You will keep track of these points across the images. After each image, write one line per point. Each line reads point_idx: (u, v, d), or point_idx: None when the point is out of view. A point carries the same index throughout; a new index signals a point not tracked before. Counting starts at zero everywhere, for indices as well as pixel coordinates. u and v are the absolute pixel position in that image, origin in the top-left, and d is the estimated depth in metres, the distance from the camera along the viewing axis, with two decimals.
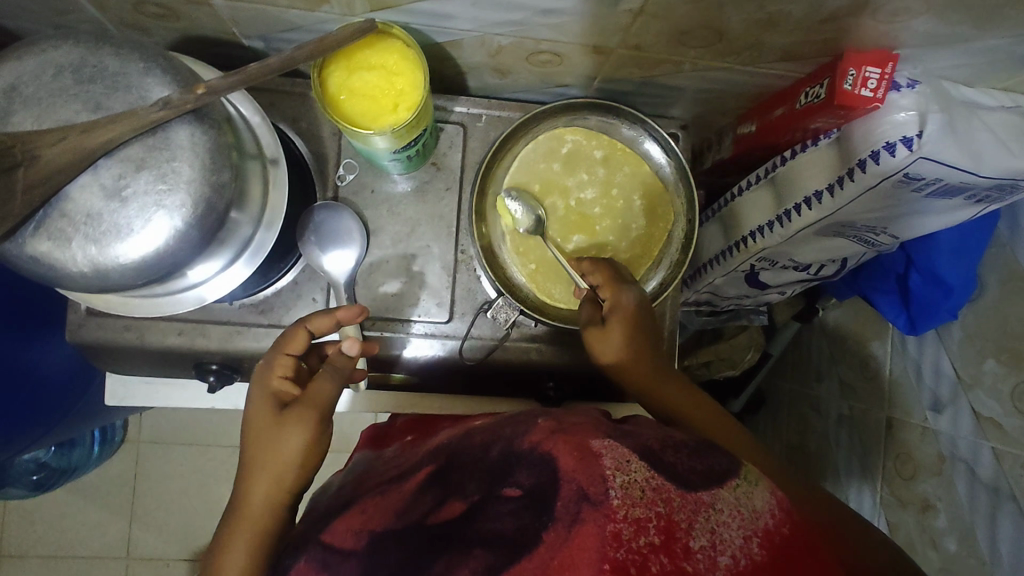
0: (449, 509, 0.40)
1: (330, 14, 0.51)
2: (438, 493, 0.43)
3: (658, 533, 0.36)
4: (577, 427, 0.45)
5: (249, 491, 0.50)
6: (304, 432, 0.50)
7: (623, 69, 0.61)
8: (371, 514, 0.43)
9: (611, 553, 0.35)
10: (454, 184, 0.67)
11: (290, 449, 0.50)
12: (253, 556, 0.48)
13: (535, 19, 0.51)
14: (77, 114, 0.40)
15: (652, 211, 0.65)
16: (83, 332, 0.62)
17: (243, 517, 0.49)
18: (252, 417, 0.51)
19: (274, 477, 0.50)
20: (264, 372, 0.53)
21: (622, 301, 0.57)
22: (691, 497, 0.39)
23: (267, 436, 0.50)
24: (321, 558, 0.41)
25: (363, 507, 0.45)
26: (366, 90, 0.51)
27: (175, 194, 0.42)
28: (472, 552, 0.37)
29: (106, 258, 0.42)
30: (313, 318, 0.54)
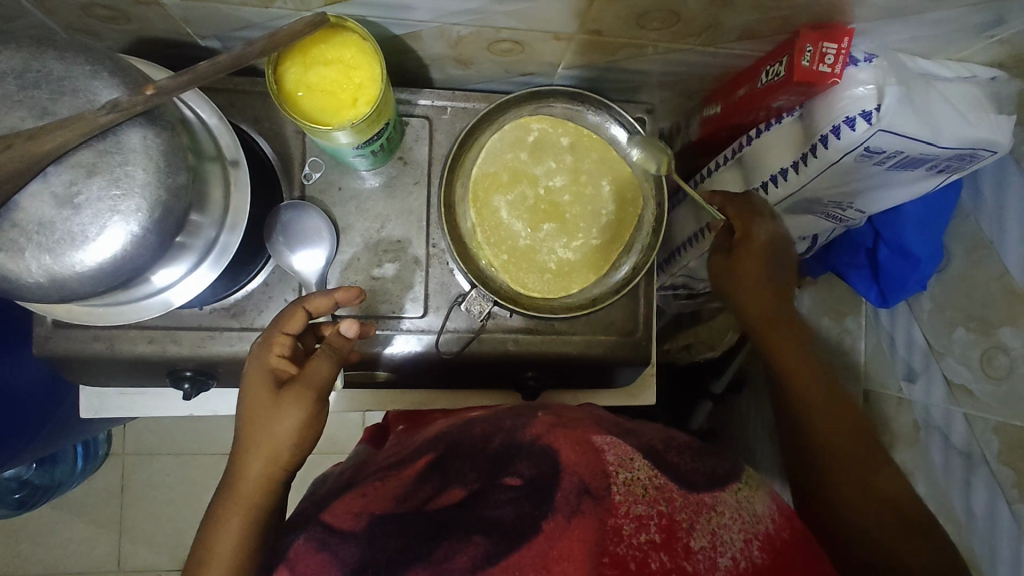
0: (448, 496, 0.40)
1: (283, 9, 0.50)
2: (439, 478, 0.42)
3: (658, 531, 0.37)
4: (575, 422, 0.46)
5: (245, 471, 0.50)
6: (303, 413, 0.50)
7: (586, 55, 0.61)
8: (371, 497, 0.41)
9: (611, 547, 0.36)
10: (423, 178, 0.66)
11: (286, 430, 0.50)
12: (248, 531, 0.49)
13: (493, 7, 0.50)
14: (22, 120, 0.39)
15: (621, 196, 0.65)
16: (52, 344, 0.61)
17: (238, 495, 0.50)
18: (250, 397, 0.51)
19: (271, 462, 0.50)
20: (261, 350, 0.53)
21: (753, 231, 0.59)
22: (693, 498, 0.40)
23: (266, 416, 0.50)
24: (320, 538, 0.39)
25: (363, 490, 0.43)
26: (323, 86, 0.50)
27: (130, 199, 0.41)
28: (471, 539, 0.37)
29: (62, 267, 0.41)
30: (311, 298, 0.54)
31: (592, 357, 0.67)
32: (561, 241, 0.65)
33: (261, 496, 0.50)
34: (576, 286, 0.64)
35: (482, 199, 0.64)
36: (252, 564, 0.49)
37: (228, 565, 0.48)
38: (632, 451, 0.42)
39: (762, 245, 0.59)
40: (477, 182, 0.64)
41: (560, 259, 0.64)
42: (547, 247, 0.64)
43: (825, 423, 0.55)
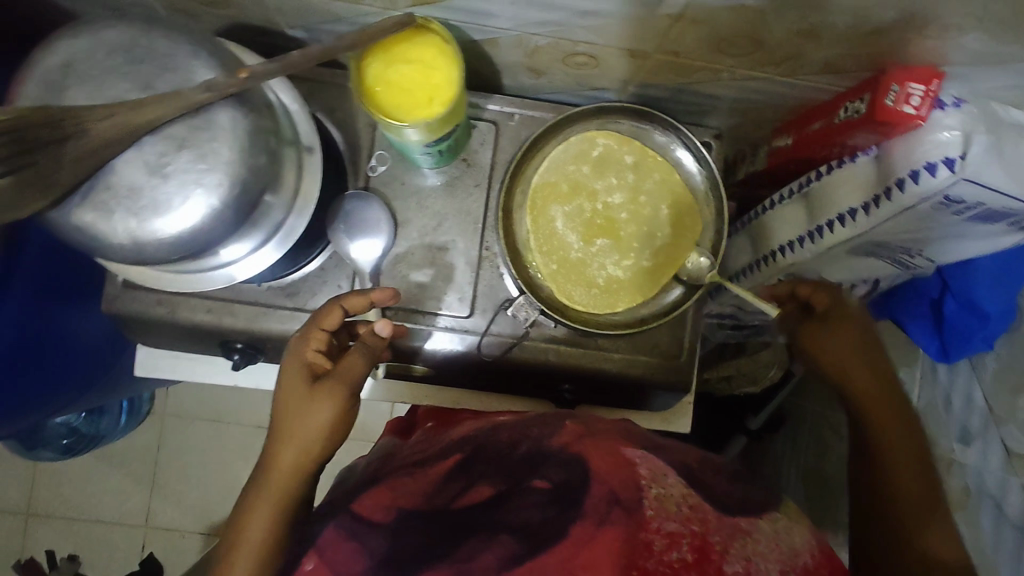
0: (476, 494, 0.40)
1: (371, 7, 0.52)
2: (467, 476, 0.43)
3: (691, 550, 0.36)
4: (605, 434, 0.46)
5: (277, 460, 0.51)
6: (336, 407, 0.51)
7: (660, 75, 0.60)
8: (400, 491, 0.42)
9: (641, 561, 0.35)
10: (483, 181, 0.67)
11: (318, 422, 0.51)
12: (275, 521, 0.50)
13: (574, 20, 0.51)
14: (126, 91, 0.42)
15: (679, 220, 0.64)
16: (119, 303, 0.64)
17: (268, 483, 0.51)
18: (285, 384, 0.53)
19: (301, 452, 0.51)
20: (299, 343, 0.54)
21: (841, 301, 0.62)
22: (728, 522, 0.38)
23: (299, 407, 0.51)
24: (350, 526, 0.40)
25: (391, 483, 0.44)
26: (402, 84, 0.50)
27: (214, 173, 0.44)
28: (497, 538, 0.37)
29: (145, 232, 0.43)
30: (348, 296, 0.56)
31: (632, 377, 0.66)
32: (612, 257, 0.64)
33: (287, 486, 0.51)
34: (622, 305, 0.64)
35: (540, 207, 0.64)
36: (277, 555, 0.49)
37: (254, 552, 0.49)
38: (667, 469, 0.42)
39: (853, 310, 0.62)
40: (537, 190, 0.64)
41: (609, 276, 0.64)
42: (597, 263, 0.64)
43: (909, 483, 0.56)
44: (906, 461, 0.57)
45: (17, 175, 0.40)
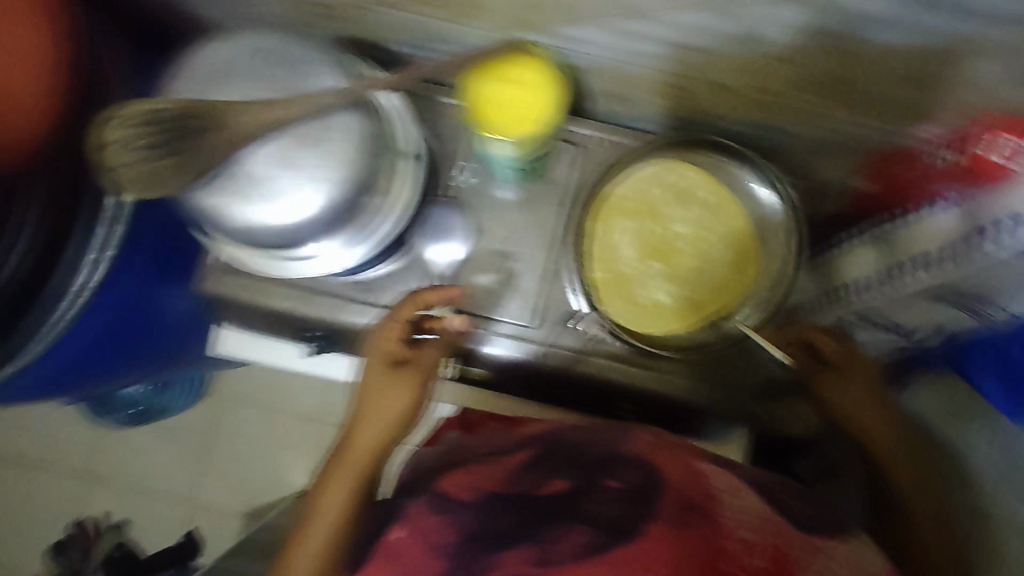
0: (552, 486, 0.42)
1: (478, 29, 0.57)
2: (543, 470, 0.44)
3: (766, 558, 0.37)
4: (675, 446, 0.48)
5: (355, 437, 0.55)
6: (413, 395, 0.56)
7: (744, 111, 0.62)
8: (479, 475, 0.45)
9: (717, 564, 0.36)
10: (560, 200, 0.70)
11: (395, 404, 0.56)
12: (350, 497, 0.53)
13: (667, 50, 0.54)
14: (265, 92, 0.47)
15: (742, 255, 0.67)
16: (217, 284, 0.69)
17: (345, 459, 0.54)
18: (367, 367, 0.57)
19: (380, 433, 0.55)
20: (380, 332, 0.58)
21: (846, 349, 0.60)
22: (805, 539, 0.39)
23: (378, 388, 0.56)
24: (435, 501, 0.45)
25: (471, 468, 0.47)
26: (503, 102, 0.53)
27: (331, 170, 0.48)
28: (575, 527, 0.38)
29: (265, 218, 0.48)
30: (424, 291, 0.58)
31: (687, 400, 0.69)
32: (668, 282, 0.66)
33: (365, 463, 0.54)
34: (649, 330, 0.66)
35: (606, 224, 0.67)
36: (351, 531, 0.52)
37: (330, 523, 0.52)
38: (741, 486, 0.44)
39: (863, 358, 0.60)
40: (607, 210, 0.67)
41: (658, 300, 0.66)
42: (645, 284, 0.66)
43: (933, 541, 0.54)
44: (928, 517, 0.55)
45: (172, 161, 0.44)
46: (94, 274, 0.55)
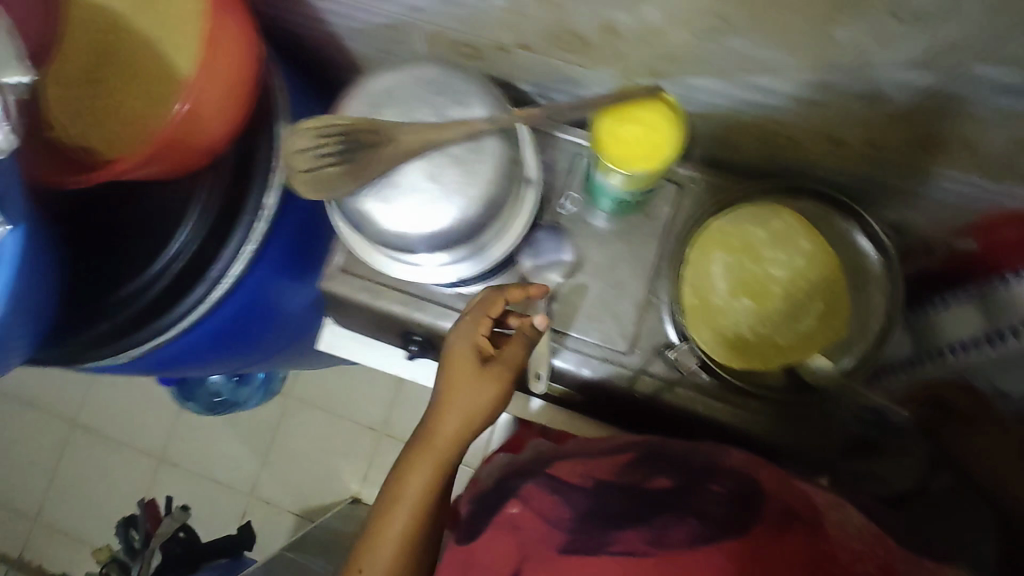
0: (659, 483, 0.53)
1: (610, 74, 0.63)
2: (648, 471, 0.55)
3: (875, 567, 0.42)
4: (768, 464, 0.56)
5: (441, 427, 0.58)
6: (502, 389, 0.59)
7: (852, 164, 0.65)
8: (596, 468, 0.56)
9: (825, 565, 0.42)
10: (660, 235, 0.73)
11: (483, 399, 0.58)
12: (434, 479, 0.57)
13: (789, 105, 0.58)
14: (425, 115, 0.53)
15: (840, 301, 0.67)
16: (332, 284, 0.75)
17: (430, 445, 0.57)
18: (455, 361, 0.60)
19: (465, 421, 0.58)
20: (469, 325, 0.61)
21: (978, 401, 0.60)
22: (904, 555, 0.45)
23: (467, 382, 0.58)
24: (556, 484, 0.55)
25: (588, 462, 0.58)
26: (630, 140, 0.58)
27: (476, 187, 0.53)
28: (685, 519, 0.47)
29: (413, 224, 0.53)
30: (509, 289, 0.63)
31: (768, 439, 0.71)
32: (759, 321, 0.67)
33: (450, 450, 0.58)
34: (735, 365, 0.67)
35: (702, 255, 0.68)
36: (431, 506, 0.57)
37: (415, 501, 0.56)
38: (840, 503, 0.50)
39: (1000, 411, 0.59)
40: (709, 242, 0.68)
41: (745, 334, 0.67)
42: (737, 321, 0.67)
43: None
44: None
45: (343, 168, 0.50)
46: (240, 261, 0.66)
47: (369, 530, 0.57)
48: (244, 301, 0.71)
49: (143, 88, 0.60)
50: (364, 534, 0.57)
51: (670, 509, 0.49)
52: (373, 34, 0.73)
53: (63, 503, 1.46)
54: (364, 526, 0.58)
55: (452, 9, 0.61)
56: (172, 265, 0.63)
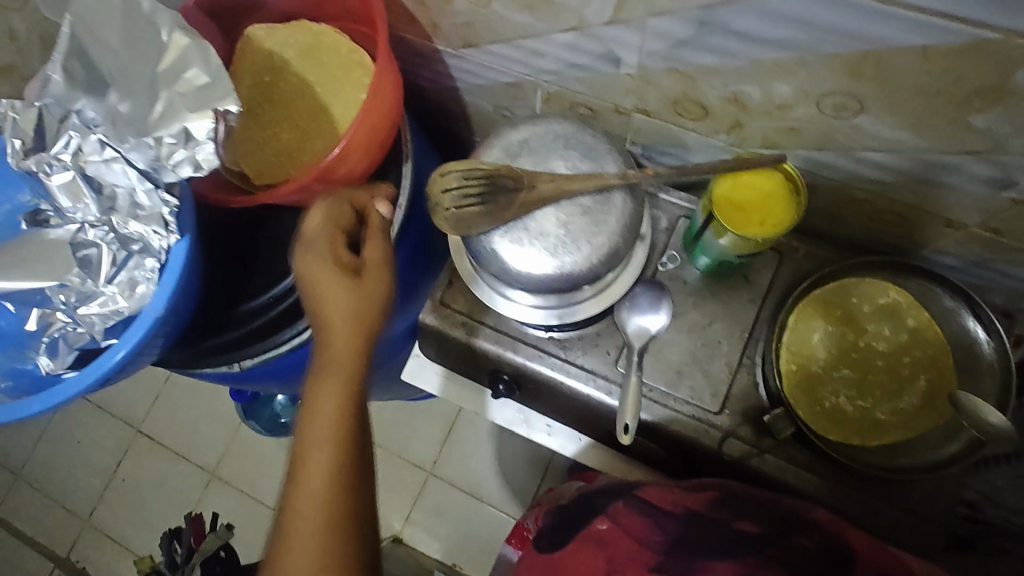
0: (743, 525, 0.60)
1: (722, 142, 0.66)
2: (732, 512, 0.62)
3: None
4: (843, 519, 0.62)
5: (334, 348, 0.55)
6: (387, 284, 0.57)
7: (964, 246, 0.65)
8: (686, 498, 0.63)
9: None
10: (758, 298, 0.73)
11: (367, 304, 0.56)
12: (345, 397, 0.54)
13: (906, 184, 0.60)
14: (558, 165, 0.57)
15: (941, 382, 0.66)
16: (430, 314, 0.77)
17: (327, 370, 0.55)
18: (320, 284, 0.55)
19: (356, 340, 0.56)
20: (318, 244, 0.56)
21: None
22: None
23: (339, 293, 0.55)
24: (649, 510, 0.62)
25: (677, 492, 0.65)
26: (743, 205, 0.61)
27: (600, 237, 0.56)
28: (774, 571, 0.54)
29: (539, 266, 0.57)
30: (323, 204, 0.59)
31: (863, 521, 0.68)
32: (854, 393, 0.67)
33: (349, 376, 0.55)
34: (836, 437, 0.66)
35: (802, 322, 0.69)
36: (354, 424, 0.54)
37: (332, 426, 0.53)
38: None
39: None
40: (806, 309, 0.69)
41: (840, 404, 0.67)
42: (837, 391, 0.67)
43: None
44: None
45: (485, 208, 0.55)
46: None
47: (288, 507, 0.51)
48: None
49: (311, 126, 0.67)
50: (283, 512, 0.52)
51: (770, 552, 0.56)
52: (494, 91, 0.79)
53: (116, 509, 1.47)
54: (280, 508, 0.52)
55: (580, 74, 0.67)
56: (294, 287, 0.68)
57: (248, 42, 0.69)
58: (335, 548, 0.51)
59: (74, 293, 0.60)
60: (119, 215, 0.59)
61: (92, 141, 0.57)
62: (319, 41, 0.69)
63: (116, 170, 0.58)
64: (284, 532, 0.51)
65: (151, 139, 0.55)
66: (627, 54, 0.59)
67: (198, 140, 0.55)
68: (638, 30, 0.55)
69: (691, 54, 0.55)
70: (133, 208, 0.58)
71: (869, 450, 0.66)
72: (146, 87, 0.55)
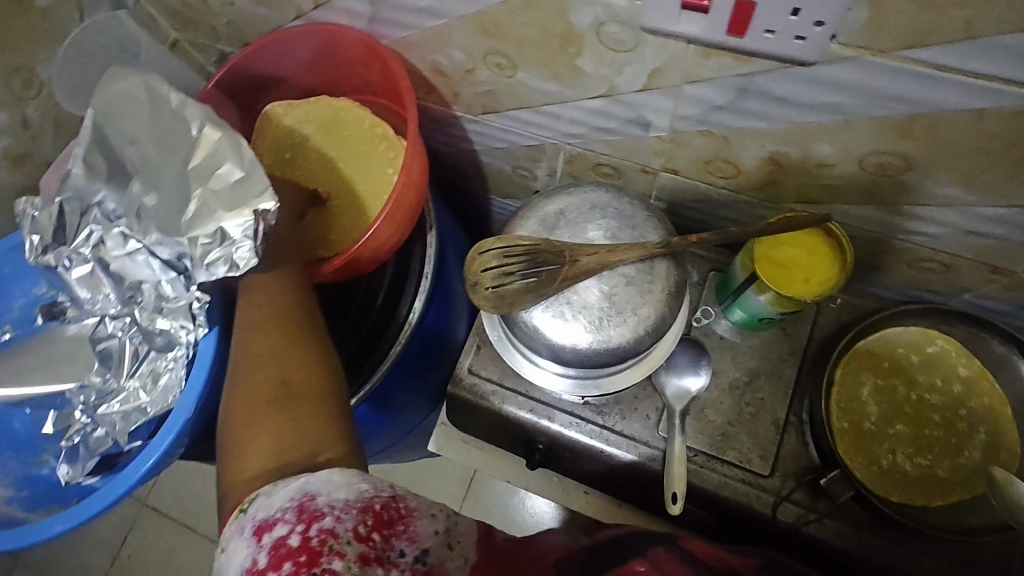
0: None
1: (754, 198, 0.64)
2: None
3: None
4: None
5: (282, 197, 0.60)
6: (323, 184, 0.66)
7: (1010, 292, 0.64)
8: (727, 557, 0.57)
9: None
10: (799, 351, 0.71)
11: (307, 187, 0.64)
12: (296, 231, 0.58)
13: (954, 235, 0.58)
14: (596, 235, 0.56)
15: (997, 430, 0.64)
16: (460, 386, 0.72)
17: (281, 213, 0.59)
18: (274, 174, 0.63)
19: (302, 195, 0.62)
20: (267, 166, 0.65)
21: None
22: None
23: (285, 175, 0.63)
24: (683, 555, 0.55)
25: (718, 550, 0.58)
26: (787, 261, 0.60)
27: (646, 306, 0.54)
28: None
29: (584, 339, 0.54)
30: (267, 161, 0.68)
31: None
32: (909, 447, 0.64)
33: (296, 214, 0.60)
34: (898, 499, 0.63)
35: (850, 377, 0.66)
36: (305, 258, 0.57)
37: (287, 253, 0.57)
38: None
39: None
40: (852, 363, 0.66)
41: (895, 461, 0.64)
42: (892, 448, 0.64)
43: None
44: None
45: (527, 283, 0.53)
46: (386, 365, 0.71)
47: (240, 322, 0.52)
48: (376, 402, 0.75)
49: (339, 201, 0.66)
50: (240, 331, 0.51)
51: None
52: (512, 153, 0.78)
53: None
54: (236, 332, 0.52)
55: (605, 136, 0.66)
56: None
57: (268, 119, 0.69)
58: (293, 345, 0.50)
59: (95, 392, 0.59)
60: (145, 309, 0.57)
61: (113, 235, 0.55)
62: (341, 117, 0.69)
63: (139, 262, 0.55)
64: (240, 348, 0.50)
65: (185, 239, 0.51)
66: (657, 118, 0.59)
67: (235, 239, 0.51)
68: (673, 96, 0.55)
69: (727, 118, 0.54)
70: (158, 302, 0.56)
71: (934, 509, 0.62)
72: (177, 187, 0.52)
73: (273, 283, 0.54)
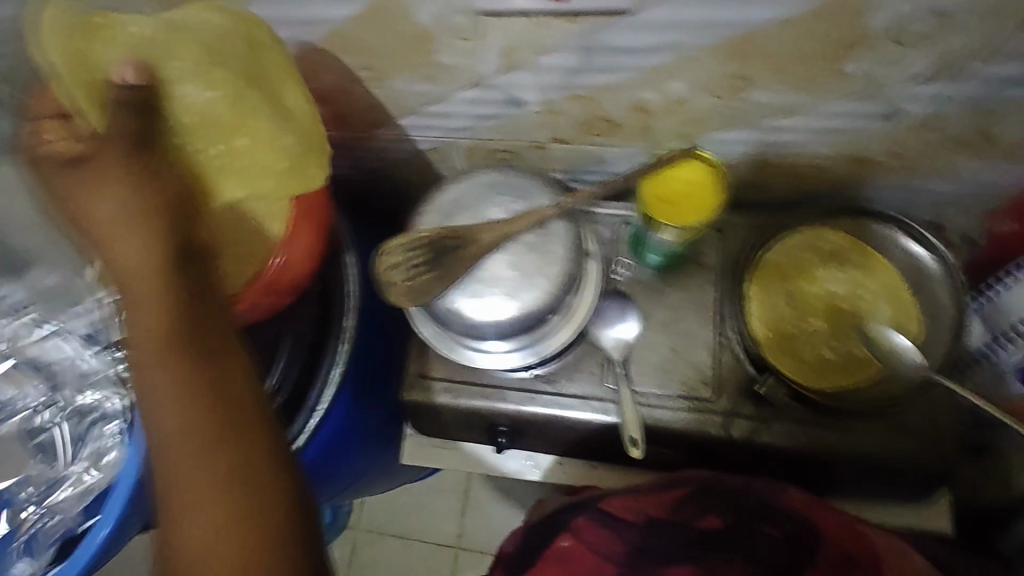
0: (708, 522, 0.56)
1: (636, 147, 0.69)
2: (694, 505, 0.58)
3: None
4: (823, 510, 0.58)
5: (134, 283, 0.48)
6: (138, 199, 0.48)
7: (880, 178, 0.70)
8: (643, 501, 0.59)
9: None
10: (717, 279, 0.75)
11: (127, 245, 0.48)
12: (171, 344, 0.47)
13: (812, 138, 0.64)
14: (493, 212, 0.59)
15: (899, 305, 0.69)
16: (411, 390, 0.74)
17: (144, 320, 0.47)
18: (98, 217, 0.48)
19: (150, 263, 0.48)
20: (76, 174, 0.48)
21: None
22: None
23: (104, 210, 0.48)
24: (601, 519, 0.58)
25: (634, 492, 0.60)
26: (671, 197, 0.64)
27: (551, 266, 0.58)
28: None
29: (500, 312, 0.57)
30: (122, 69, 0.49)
31: (887, 461, 0.68)
32: (828, 339, 0.69)
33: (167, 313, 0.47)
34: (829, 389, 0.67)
35: (763, 289, 0.71)
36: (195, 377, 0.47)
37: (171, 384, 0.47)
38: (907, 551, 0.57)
39: None
40: (761, 276, 0.71)
41: (819, 355, 0.69)
42: (814, 343, 0.69)
43: None
44: None
45: (435, 272, 0.56)
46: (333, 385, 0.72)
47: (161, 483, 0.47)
48: (336, 428, 0.76)
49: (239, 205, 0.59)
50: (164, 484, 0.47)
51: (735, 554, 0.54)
52: (410, 160, 0.80)
53: None
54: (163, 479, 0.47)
55: (487, 123, 0.69)
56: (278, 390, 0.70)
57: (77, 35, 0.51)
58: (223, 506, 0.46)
59: (38, 483, 0.58)
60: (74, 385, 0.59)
61: (27, 323, 0.59)
62: None
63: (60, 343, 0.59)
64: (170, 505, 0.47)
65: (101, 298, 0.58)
66: (526, 93, 0.62)
67: None
68: (531, 70, 0.58)
69: (585, 78, 0.59)
70: (81, 377, 0.59)
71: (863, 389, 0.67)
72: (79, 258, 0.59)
73: (190, 434, 0.46)
